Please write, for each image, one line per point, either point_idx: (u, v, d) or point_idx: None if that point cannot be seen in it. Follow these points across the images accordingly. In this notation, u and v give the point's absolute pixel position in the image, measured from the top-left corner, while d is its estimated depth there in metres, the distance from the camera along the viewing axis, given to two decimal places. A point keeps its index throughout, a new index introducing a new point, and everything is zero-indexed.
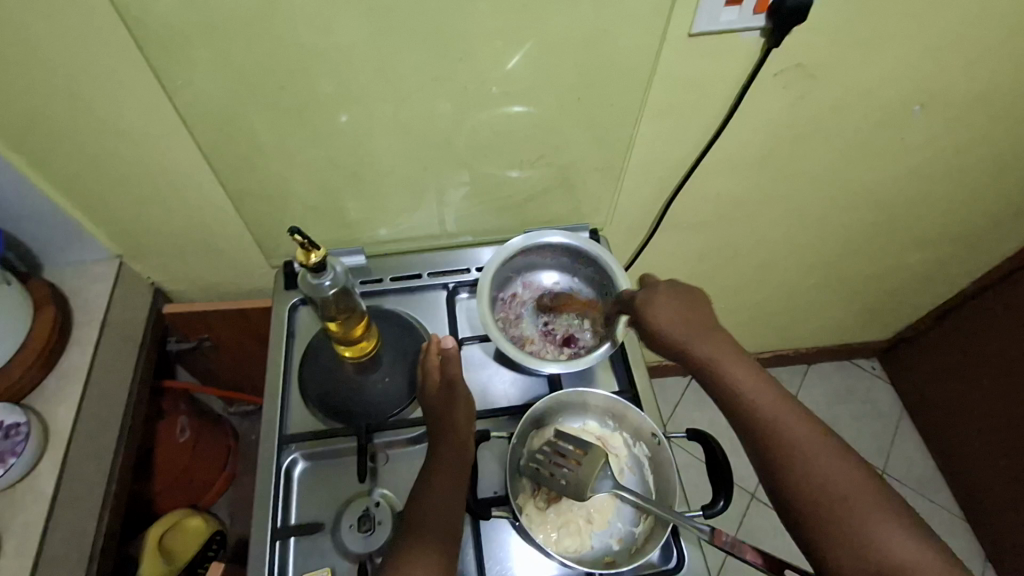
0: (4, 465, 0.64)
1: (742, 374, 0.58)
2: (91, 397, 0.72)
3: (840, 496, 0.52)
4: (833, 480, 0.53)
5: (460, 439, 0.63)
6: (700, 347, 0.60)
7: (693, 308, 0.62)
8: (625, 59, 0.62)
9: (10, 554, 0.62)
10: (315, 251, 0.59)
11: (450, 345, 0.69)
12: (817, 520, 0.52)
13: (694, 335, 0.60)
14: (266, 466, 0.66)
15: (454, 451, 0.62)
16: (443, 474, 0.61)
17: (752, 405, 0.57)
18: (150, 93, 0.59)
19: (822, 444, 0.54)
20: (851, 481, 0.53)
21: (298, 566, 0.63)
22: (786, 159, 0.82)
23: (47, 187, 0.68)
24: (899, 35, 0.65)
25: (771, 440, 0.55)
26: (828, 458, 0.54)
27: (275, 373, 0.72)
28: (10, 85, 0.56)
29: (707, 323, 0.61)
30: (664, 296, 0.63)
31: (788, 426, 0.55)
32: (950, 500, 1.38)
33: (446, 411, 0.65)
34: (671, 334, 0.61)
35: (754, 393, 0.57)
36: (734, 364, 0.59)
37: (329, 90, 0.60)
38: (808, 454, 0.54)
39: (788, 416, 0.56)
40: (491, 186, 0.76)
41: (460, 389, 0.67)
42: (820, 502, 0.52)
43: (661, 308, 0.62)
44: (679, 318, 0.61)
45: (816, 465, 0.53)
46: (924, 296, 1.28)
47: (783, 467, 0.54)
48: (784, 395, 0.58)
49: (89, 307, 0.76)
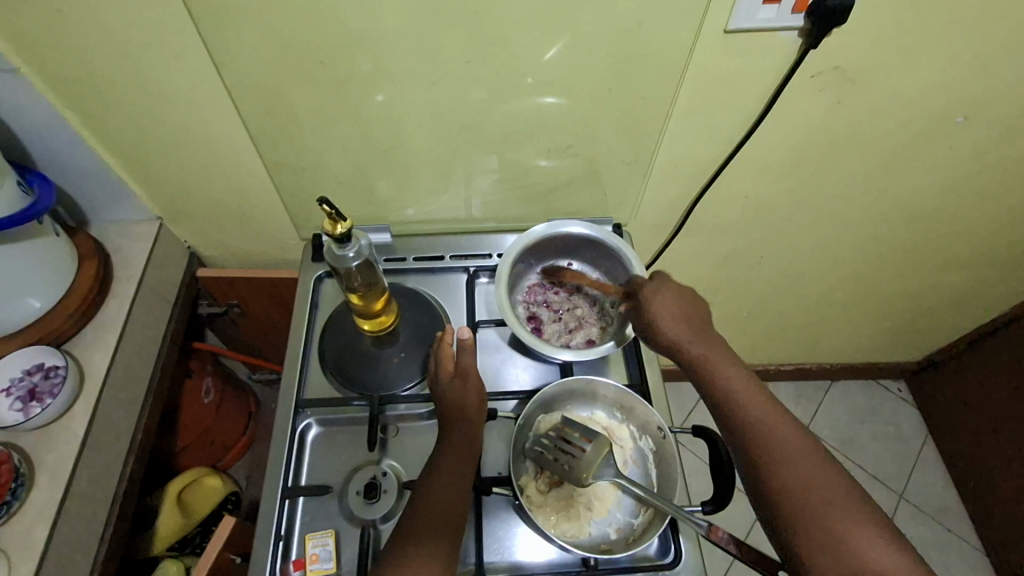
0: (42, 404, 0.68)
1: (734, 376, 0.59)
2: (125, 347, 0.76)
3: (823, 502, 0.51)
4: (816, 486, 0.52)
5: (471, 423, 0.64)
6: (694, 344, 0.61)
7: (692, 308, 0.64)
8: (658, 52, 0.62)
9: (41, 488, 0.66)
10: (342, 222, 0.61)
11: (467, 337, 0.65)
12: (798, 524, 0.51)
13: (689, 332, 0.62)
14: (281, 427, 0.69)
15: (464, 433, 0.63)
16: (450, 457, 0.61)
17: (742, 406, 0.57)
18: (199, 62, 0.62)
19: (809, 453, 0.54)
20: (835, 490, 0.52)
21: (304, 526, 0.65)
22: (818, 165, 0.81)
23: (98, 147, 0.72)
24: (945, 42, 0.64)
25: (757, 440, 0.55)
26: (810, 463, 0.53)
27: (296, 341, 0.75)
28: (70, 45, 0.59)
29: (703, 323, 0.63)
30: (665, 296, 0.64)
31: (777, 430, 0.55)
32: (971, 531, 1.34)
33: (456, 397, 0.65)
34: (668, 328, 0.62)
35: (740, 394, 0.58)
36: (725, 365, 0.59)
37: (367, 69, 0.62)
38: (793, 459, 0.53)
39: (777, 420, 0.56)
40: (518, 174, 0.77)
41: (471, 379, 0.66)
42: (803, 507, 0.51)
43: (663, 302, 0.64)
44: (677, 313, 0.63)
45: (803, 471, 0.53)
46: (958, 318, 1.24)
47: (765, 467, 0.54)
48: (774, 402, 0.57)
49: (129, 263, 0.80)
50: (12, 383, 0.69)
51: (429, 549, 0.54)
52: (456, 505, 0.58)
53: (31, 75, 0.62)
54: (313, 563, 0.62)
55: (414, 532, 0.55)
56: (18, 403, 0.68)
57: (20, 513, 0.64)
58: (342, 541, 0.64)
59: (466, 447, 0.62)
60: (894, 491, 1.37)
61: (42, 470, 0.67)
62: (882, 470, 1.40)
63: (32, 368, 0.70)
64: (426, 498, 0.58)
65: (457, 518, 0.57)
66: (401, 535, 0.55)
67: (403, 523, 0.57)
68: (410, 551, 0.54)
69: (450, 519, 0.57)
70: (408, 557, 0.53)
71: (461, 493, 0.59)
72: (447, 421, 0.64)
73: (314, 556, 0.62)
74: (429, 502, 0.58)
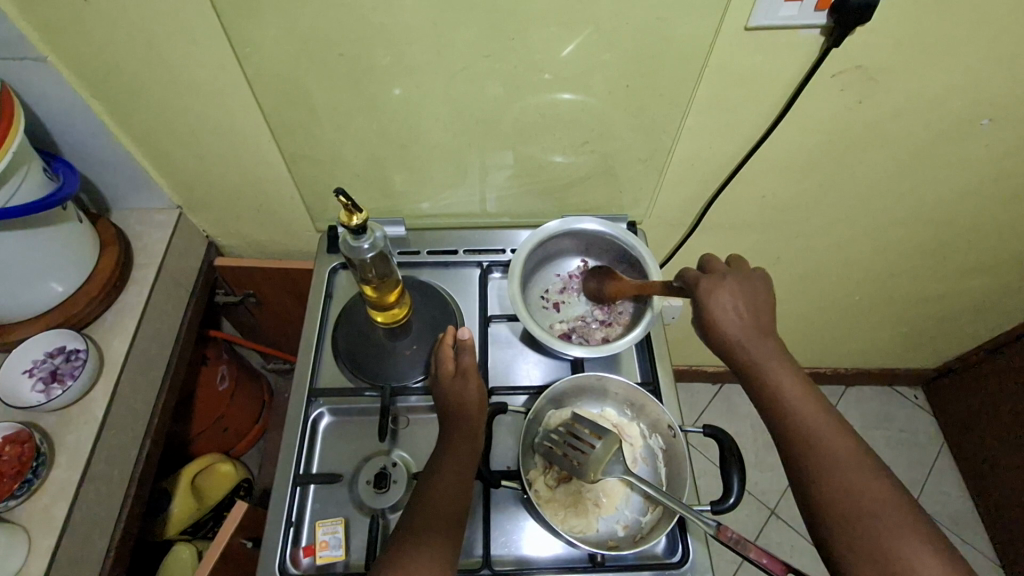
0: (63, 386, 0.69)
1: (788, 379, 0.59)
2: (143, 333, 0.78)
3: (872, 507, 0.51)
4: (865, 491, 0.52)
5: (474, 424, 0.64)
6: (751, 345, 0.61)
7: (753, 306, 0.64)
8: (677, 48, 0.62)
9: (62, 466, 0.67)
10: (357, 214, 0.62)
11: (466, 336, 0.68)
12: (844, 526, 0.51)
13: (748, 335, 0.62)
14: (294, 415, 0.70)
15: (467, 431, 0.63)
16: (455, 454, 0.61)
17: (792, 408, 0.58)
18: (220, 53, 0.63)
19: (856, 457, 0.54)
20: (882, 494, 0.52)
21: (315, 513, 0.66)
22: (837, 166, 0.80)
23: (122, 135, 0.73)
24: (972, 42, 0.62)
25: (803, 439, 0.56)
26: (856, 466, 0.54)
27: (311, 330, 0.76)
28: (95, 35, 0.60)
29: (761, 322, 0.63)
30: (727, 296, 0.63)
31: (824, 433, 0.56)
32: (986, 542, 1.31)
33: (458, 396, 0.65)
34: (728, 328, 0.62)
35: (791, 393, 0.58)
36: (780, 368, 0.60)
37: (386, 62, 0.62)
38: (840, 462, 0.54)
39: (825, 424, 0.56)
40: (534, 169, 0.77)
41: (472, 379, 0.66)
42: (848, 511, 0.52)
43: (726, 300, 0.63)
44: (739, 312, 0.63)
45: (851, 475, 0.53)
46: (978, 325, 1.22)
47: (811, 468, 0.54)
48: (824, 406, 0.58)
49: (149, 250, 0.81)
50: (35, 364, 0.71)
51: (435, 544, 0.55)
52: (460, 501, 0.59)
53: (59, 63, 0.64)
54: (323, 550, 0.63)
55: (419, 526, 0.56)
56: (40, 385, 0.70)
57: (41, 491, 0.66)
58: (351, 529, 0.65)
59: (467, 446, 0.62)
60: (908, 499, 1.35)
61: (62, 450, 0.68)
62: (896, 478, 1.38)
63: (53, 350, 0.72)
64: (433, 493, 0.58)
65: (461, 514, 0.58)
66: (406, 528, 0.56)
67: (409, 516, 0.57)
68: (414, 544, 0.54)
69: (455, 515, 0.57)
70: (415, 550, 0.54)
71: (466, 490, 0.60)
72: (449, 420, 0.64)
73: (324, 543, 0.63)
74: (434, 496, 0.58)
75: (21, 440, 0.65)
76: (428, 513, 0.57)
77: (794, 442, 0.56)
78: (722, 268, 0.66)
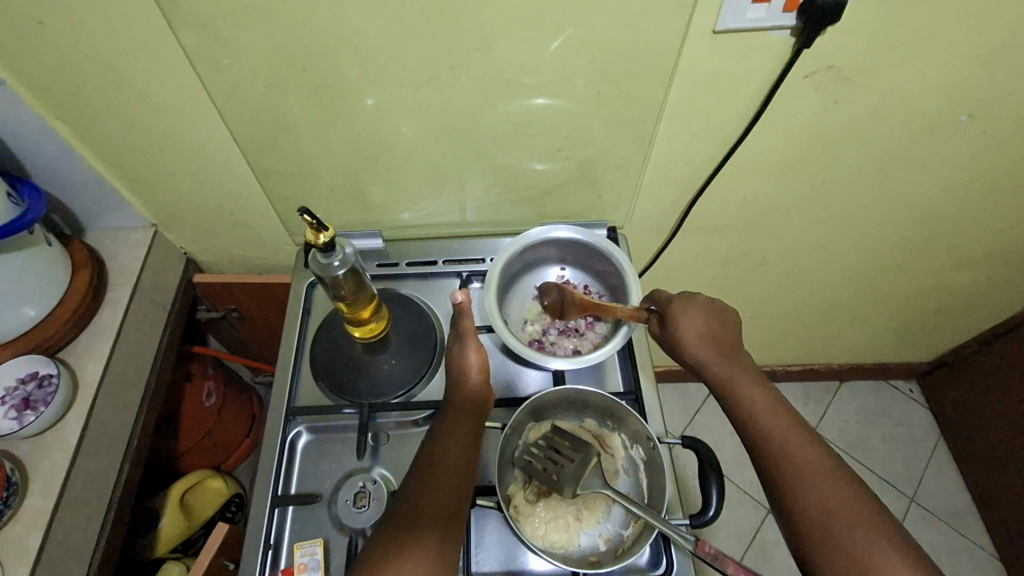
0: (35, 412, 0.68)
1: (758, 393, 0.61)
2: (119, 355, 0.77)
3: (844, 517, 0.52)
4: (835, 500, 0.53)
5: (479, 388, 0.66)
6: (719, 363, 0.63)
7: (722, 326, 0.65)
8: (645, 54, 0.61)
9: (36, 494, 0.66)
10: (324, 232, 0.61)
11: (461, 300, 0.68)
12: (818, 539, 0.52)
13: (716, 353, 0.63)
14: (271, 436, 0.69)
15: (468, 395, 0.65)
16: (458, 413, 0.64)
17: (762, 421, 0.59)
18: (184, 72, 0.62)
19: (827, 467, 0.55)
20: (855, 506, 0.53)
21: (293, 534, 0.65)
22: (817, 166, 0.79)
23: (89, 155, 0.72)
24: (945, 38, 0.61)
25: (774, 452, 0.57)
26: (826, 476, 0.55)
27: (288, 348, 0.75)
28: (53, 58, 0.60)
29: (729, 341, 0.65)
30: (698, 315, 0.65)
31: (793, 445, 0.57)
32: (984, 536, 1.30)
33: (459, 360, 0.67)
34: (699, 347, 0.64)
35: (760, 407, 0.60)
36: (748, 384, 0.61)
37: (352, 74, 0.61)
38: (813, 475, 0.55)
39: (794, 435, 0.58)
40: (510, 177, 0.76)
41: (470, 343, 0.68)
42: (821, 523, 0.53)
43: (695, 321, 0.65)
44: (708, 331, 0.64)
45: (820, 486, 0.54)
46: (970, 318, 1.21)
47: (783, 480, 0.56)
48: (795, 420, 0.59)
49: (124, 270, 0.80)
50: (6, 392, 0.68)
51: (443, 499, 0.56)
52: (467, 455, 0.61)
53: (20, 87, 0.63)
54: (301, 573, 0.62)
55: (426, 480, 0.58)
56: (12, 412, 0.68)
57: (14, 520, 0.65)
58: (331, 549, 0.64)
59: (472, 406, 0.65)
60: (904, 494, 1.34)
61: (36, 477, 0.67)
62: (892, 474, 1.37)
63: (25, 376, 0.70)
64: (437, 450, 0.60)
65: (462, 489, 0.58)
66: (415, 483, 0.58)
67: (415, 471, 0.59)
68: (413, 524, 0.54)
69: (462, 466, 0.59)
70: (423, 501, 0.56)
71: (473, 445, 0.62)
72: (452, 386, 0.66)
73: (303, 565, 0.62)
74: (431, 479, 0.58)
75: None
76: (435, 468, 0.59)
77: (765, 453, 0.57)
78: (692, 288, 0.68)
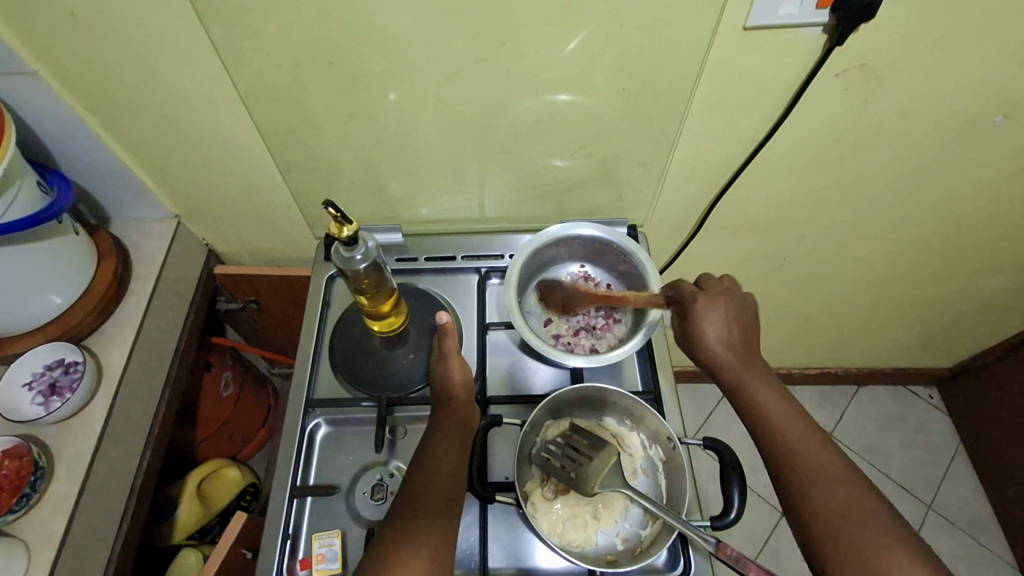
0: (62, 398, 0.70)
1: (777, 397, 0.61)
2: (142, 344, 0.78)
3: (859, 520, 0.52)
4: (849, 503, 0.53)
5: (466, 403, 0.65)
6: (738, 365, 0.63)
7: (745, 328, 0.65)
8: (673, 50, 0.60)
9: (61, 478, 0.68)
10: (347, 225, 0.61)
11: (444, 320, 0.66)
12: (829, 541, 0.52)
13: (736, 354, 0.63)
14: (291, 426, 0.69)
15: (456, 408, 0.64)
16: (448, 431, 0.62)
17: (777, 424, 0.59)
18: (211, 63, 0.62)
19: (843, 471, 0.55)
20: (868, 507, 0.53)
21: (311, 525, 0.66)
22: (842, 166, 0.77)
23: (116, 147, 0.73)
24: (981, 37, 0.60)
25: (789, 453, 0.57)
26: (842, 480, 0.54)
27: (308, 340, 0.76)
28: (84, 49, 0.60)
29: (751, 344, 0.65)
30: (720, 315, 0.65)
31: (808, 448, 0.57)
32: (1003, 545, 1.28)
33: (441, 379, 0.66)
34: (718, 345, 0.64)
35: (775, 409, 0.60)
36: (765, 386, 0.61)
37: (377, 68, 0.61)
38: (828, 477, 0.55)
39: (811, 438, 0.57)
40: (532, 173, 0.75)
41: (453, 361, 0.67)
42: (834, 524, 0.52)
43: (718, 319, 0.64)
44: (729, 334, 0.64)
45: (834, 488, 0.54)
46: (998, 323, 1.18)
47: (795, 479, 0.55)
48: (811, 425, 0.59)
49: (148, 260, 0.81)
50: (34, 377, 0.71)
51: (438, 511, 0.56)
52: (456, 471, 0.60)
53: (50, 78, 0.64)
54: (319, 563, 0.63)
55: (416, 497, 0.57)
56: (40, 398, 0.70)
57: (40, 503, 0.66)
58: (348, 541, 0.64)
59: (460, 421, 0.63)
60: (922, 502, 1.32)
61: (61, 462, 0.69)
62: (910, 480, 1.35)
63: (52, 363, 0.72)
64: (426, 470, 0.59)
65: (451, 508, 0.57)
66: (405, 502, 0.57)
67: (406, 489, 0.58)
68: (403, 545, 0.53)
69: (451, 485, 0.58)
70: (410, 525, 0.54)
71: (464, 460, 0.61)
72: (439, 403, 0.66)
73: (321, 556, 0.63)
74: (422, 497, 0.57)
75: (20, 455, 0.66)
76: (426, 480, 0.58)
77: (778, 454, 0.57)
78: (716, 287, 0.68)
